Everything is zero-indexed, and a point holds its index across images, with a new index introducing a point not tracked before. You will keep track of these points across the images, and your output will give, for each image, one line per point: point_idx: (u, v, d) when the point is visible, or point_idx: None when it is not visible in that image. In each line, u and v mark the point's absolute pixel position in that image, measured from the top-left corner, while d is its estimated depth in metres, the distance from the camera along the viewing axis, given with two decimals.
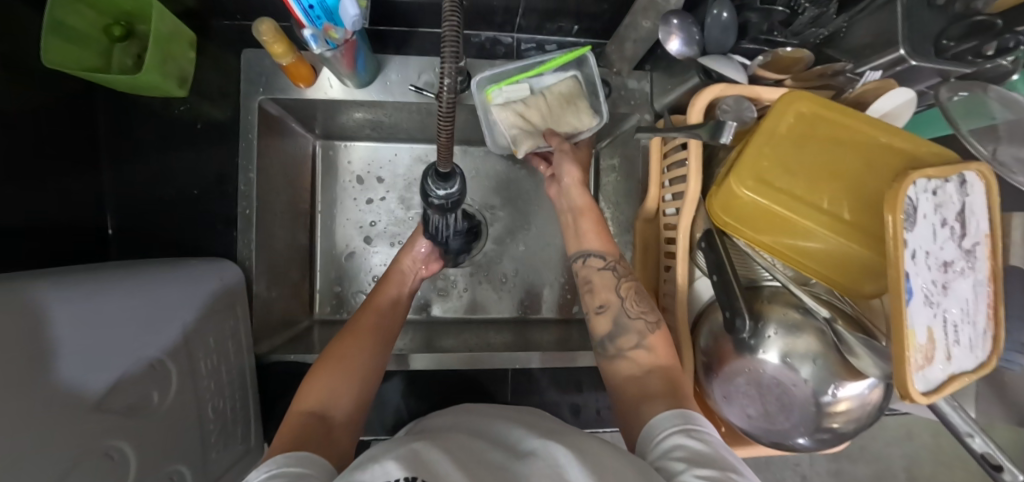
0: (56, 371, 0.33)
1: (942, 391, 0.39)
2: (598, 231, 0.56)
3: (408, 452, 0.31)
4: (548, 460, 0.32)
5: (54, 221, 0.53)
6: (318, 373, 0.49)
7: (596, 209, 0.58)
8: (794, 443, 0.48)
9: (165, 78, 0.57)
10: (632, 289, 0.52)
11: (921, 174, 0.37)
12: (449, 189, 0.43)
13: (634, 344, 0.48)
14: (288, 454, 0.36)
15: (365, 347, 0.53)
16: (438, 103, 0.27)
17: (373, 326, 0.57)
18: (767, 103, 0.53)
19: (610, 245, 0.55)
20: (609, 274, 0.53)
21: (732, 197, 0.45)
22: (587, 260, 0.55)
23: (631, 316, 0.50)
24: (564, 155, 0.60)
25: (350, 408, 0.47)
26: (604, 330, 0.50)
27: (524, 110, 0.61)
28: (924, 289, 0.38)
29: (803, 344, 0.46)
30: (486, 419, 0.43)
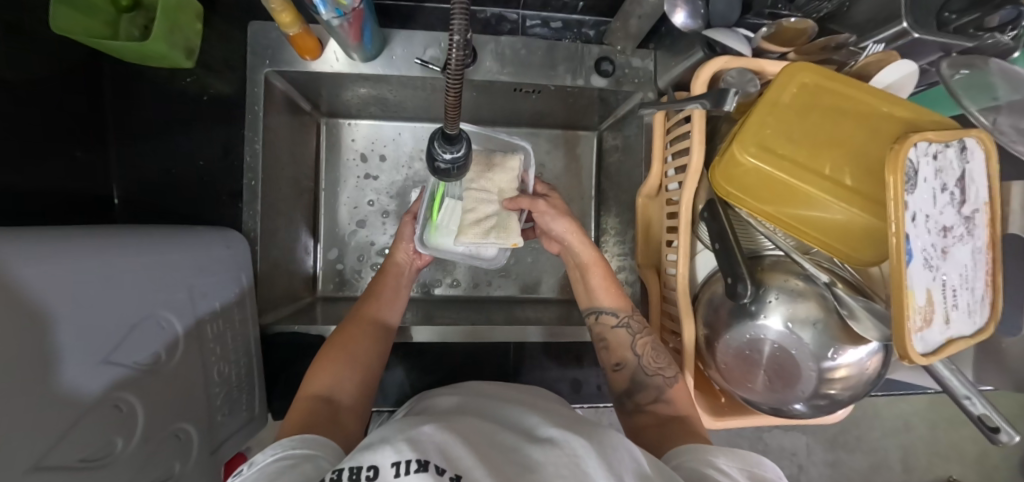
0: (79, 320, 0.34)
1: (940, 353, 0.40)
2: (608, 286, 0.56)
3: (418, 434, 0.31)
4: (563, 448, 0.32)
5: (62, 188, 0.54)
6: (322, 361, 0.50)
7: (602, 263, 0.58)
8: (792, 409, 0.49)
9: (172, 47, 0.56)
10: (648, 343, 0.54)
11: (922, 137, 0.38)
12: (455, 153, 0.44)
13: (654, 398, 0.50)
14: (293, 438, 0.37)
15: (362, 332, 0.54)
16: (447, 69, 0.29)
17: (372, 313, 0.57)
18: (770, 77, 0.54)
19: (622, 300, 0.56)
20: (624, 331, 0.54)
21: (733, 165, 0.46)
22: (600, 316, 0.56)
23: (650, 373, 0.52)
24: (552, 214, 0.58)
25: (354, 392, 0.48)
26: (622, 387, 0.52)
27: (474, 213, 0.56)
28: (924, 252, 0.39)
29: (804, 309, 0.46)
30: (494, 403, 0.43)
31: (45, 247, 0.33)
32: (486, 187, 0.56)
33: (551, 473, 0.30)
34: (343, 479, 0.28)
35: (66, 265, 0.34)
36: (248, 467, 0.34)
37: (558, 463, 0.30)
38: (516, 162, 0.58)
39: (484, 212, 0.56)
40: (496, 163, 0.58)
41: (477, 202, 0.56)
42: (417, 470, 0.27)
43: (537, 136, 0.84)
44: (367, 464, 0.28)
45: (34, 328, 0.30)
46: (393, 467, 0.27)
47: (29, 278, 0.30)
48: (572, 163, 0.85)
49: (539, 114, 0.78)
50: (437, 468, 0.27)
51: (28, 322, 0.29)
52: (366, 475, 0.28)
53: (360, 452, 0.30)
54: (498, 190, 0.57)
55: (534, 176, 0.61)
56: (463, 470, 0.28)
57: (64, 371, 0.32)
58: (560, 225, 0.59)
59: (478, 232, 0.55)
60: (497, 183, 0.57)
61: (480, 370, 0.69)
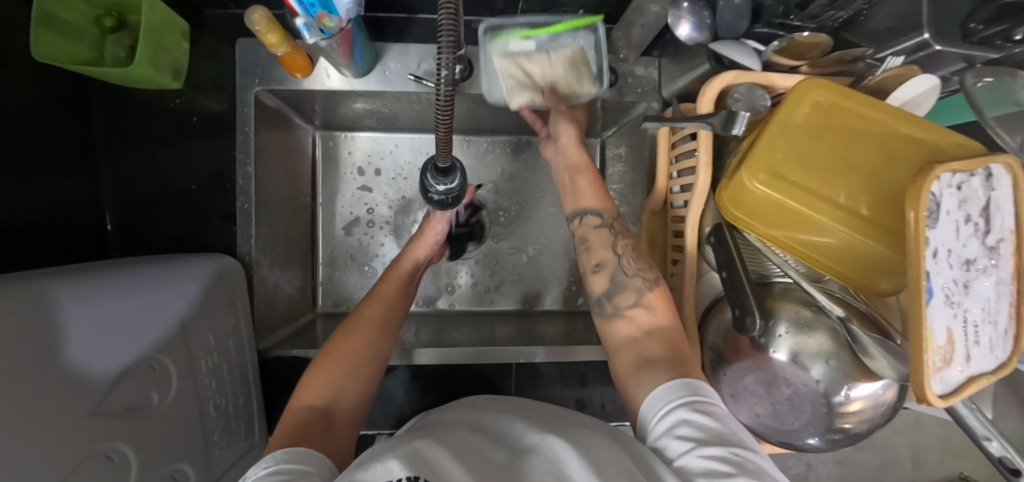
0: (57, 382, 0.34)
1: (960, 394, 0.38)
2: (595, 187, 0.53)
3: (408, 451, 0.29)
4: (546, 456, 0.31)
5: (55, 219, 0.54)
6: (320, 367, 0.46)
7: (592, 168, 0.55)
8: (803, 443, 0.47)
9: (158, 70, 0.55)
10: (629, 245, 0.51)
11: (946, 168, 0.35)
12: (449, 184, 0.42)
13: (633, 302, 0.47)
14: (286, 450, 0.34)
15: (367, 336, 0.50)
16: (438, 88, 0.27)
17: (375, 313, 0.53)
18: (781, 92, 0.51)
19: (607, 201, 0.53)
20: (606, 232, 0.51)
21: (742, 190, 0.44)
22: (583, 219, 0.53)
23: (628, 274, 0.48)
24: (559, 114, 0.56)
25: (355, 403, 0.45)
26: (600, 288, 0.49)
27: (528, 66, 0.57)
28: (944, 288, 0.37)
29: (815, 342, 0.44)
30: (489, 411, 0.41)
31: None
32: (552, 65, 0.57)
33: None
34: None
35: None
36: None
37: (543, 471, 0.30)
38: (585, 83, 0.57)
39: (529, 76, 0.57)
40: (577, 66, 0.57)
41: (536, 64, 0.57)
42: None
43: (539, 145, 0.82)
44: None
45: None
46: None
47: None
48: None
49: None
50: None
51: None
52: None
53: (353, 470, 0.29)
54: (553, 76, 0.57)
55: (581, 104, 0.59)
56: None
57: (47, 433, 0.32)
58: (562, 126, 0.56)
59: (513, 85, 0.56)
60: (543, 65, 0.57)
61: (482, 386, 0.69)
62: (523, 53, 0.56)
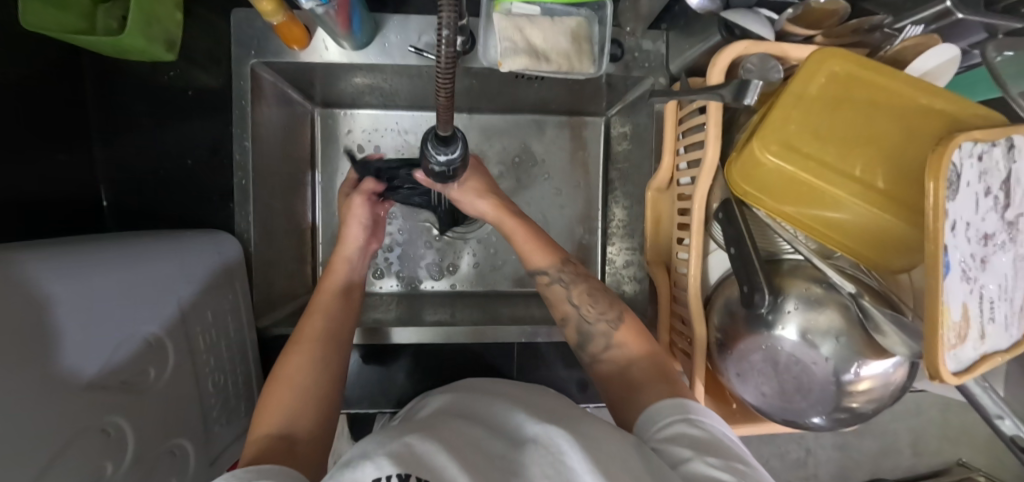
0: (59, 354, 0.33)
1: (973, 371, 0.37)
2: (533, 245, 0.53)
3: (400, 447, 0.27)
4: (547, 448, 0.28)
5: (50, 195, 0.53)
6: (269, 393, 0.40)
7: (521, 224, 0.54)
8: (809, 422, 0.46)
9: (151, 41, 0.53)
10: (585, 291, 0.50)
11: (967, 137, 0.34)
12: (451, 154, 0.41)
13: (604, 346, 0.46)
14: (246, 469, 0.28)
15: (313, 350, 0.43)
16: (438, 60, 0.26)
17: (316, 325, 0.47)
18: (795, 63, 0.49)
19: (552, 252, 0.53)
20: (559, 286, 0.52)
21: (753, 165, 0.43)
22: (536, 277, 0.53)
23: (591, 321, 0.48)
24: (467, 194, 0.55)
25: (316, 424, 0.38)
26: (573, 340, 0.49)
27: (526, 26, 0.54)
28: (962, 263, 0.36)
29: (825, 319, 0.43)
30: (487, 400, 0.39)
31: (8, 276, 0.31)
32: (552, 31, 0.55)
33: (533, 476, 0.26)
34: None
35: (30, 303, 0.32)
36: None
37: (543, 464, 0.27)
38: (582, 58, 0.56)
39: (526, 35, 0.54)
40: (575, 41, 0.56)
41: (534, 26, 0.54)
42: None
43: (541, 124, 0.80)
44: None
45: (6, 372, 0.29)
46: None
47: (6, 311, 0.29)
48: (578, 151, 0.81)
49: (542, 100, 0.74)
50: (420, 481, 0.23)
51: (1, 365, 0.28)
52: None
53: (339, 470, 0.26)
54: (551, 43, 0.55)
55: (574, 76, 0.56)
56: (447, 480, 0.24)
57: (46, 400, 0.32)
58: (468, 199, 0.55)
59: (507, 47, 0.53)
60: (543, 29, 0.55)
61: (483, 367, 0.68)
62: (524, 13, 0.55)
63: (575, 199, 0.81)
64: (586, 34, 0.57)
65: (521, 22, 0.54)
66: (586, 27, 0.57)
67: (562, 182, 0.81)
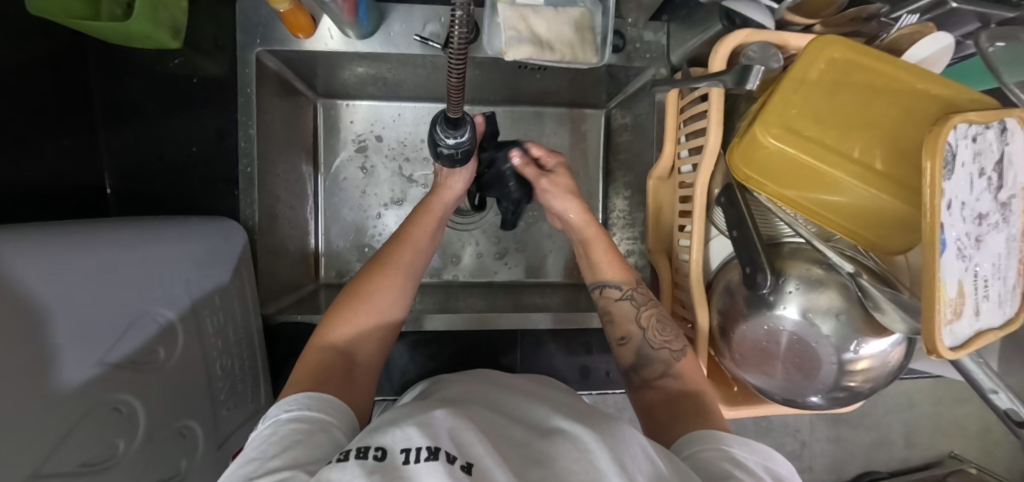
0: (60, 359, 0.32)
1: (969, 347, 0.38)
2: (611, 260, 0.54)
3: (428, 419, 0.27)
4: (574, 442, 0.27)
5: (54, 180, 0.53)
6: (344, 307, 0.44)
7: (603, 237, 0.56)
8: (808, 401, 0.48)
9: (158, 27, 0.53)
10: (654, 316, 0.51)
11: (962, 118, 0.35)
12: (459, 138, 0.41)
13: (661, 373, 0.46)
14: (310, 395, 0.34)
15: (392, 287, 0.47)
16: (451, 42, 0.28)
17: (401, 263, 0.49)
18: (794, 52, 0.50)
19: (626, 272, 0.54)
20: (628, 304, 0.52)
21: (755, 147, 0.44)
22: (604, 290, 0.53)
23: (655, 346, 0.48)
24: (555, 191, 0.57)
25: (375, 352, 0.44)
26: (628, 361, 0.49)
27: (530, 16, 0.55)
28: (957, 242, 0.37)
29: (825, 299, 0.44)
30: (501, 393, 0.39)
31: (19, 251, 0.32)
32: (556, 22, 0.56)
33: (560, 469, 0.25)
34: (351, 459, 0.23)
35: (43, 279, 0.32)
36: (263, 425, 0.31)
37: (569, 457, 0.26)
38: (586, 49, 0.57)
39: (530, 25, 0.55)
40: (579, 31, 0.57)
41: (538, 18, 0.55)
42: (428, 457, 0.23)
43: (542, 116, 0.81)
44: (376, 445, 0.24)
45: (19, 346, 0.29)
46: (403, 453, 0.23)
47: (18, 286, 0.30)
48: (578, 142, 0.82)
49: (544, 91, 0.75)
50: (449, 454, 0.23)
51: (13, 338, 0.28)
52: (375, 456, 0.23)
53: (369, 434, 0.26)
54: (555, 34, 0.55)
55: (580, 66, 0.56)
56: (475, 458, 0.24)
57: (61, 375, 0.32)
58: (562, 203, 0.58)
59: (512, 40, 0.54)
60: (547, 19, 0.55)
61: (486, 355, 0.69)
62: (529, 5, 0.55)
63: (576, 190, 0.82)
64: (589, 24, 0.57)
65: (525, 12, 0.55)
66: (589, 17, 0.58)
67: None
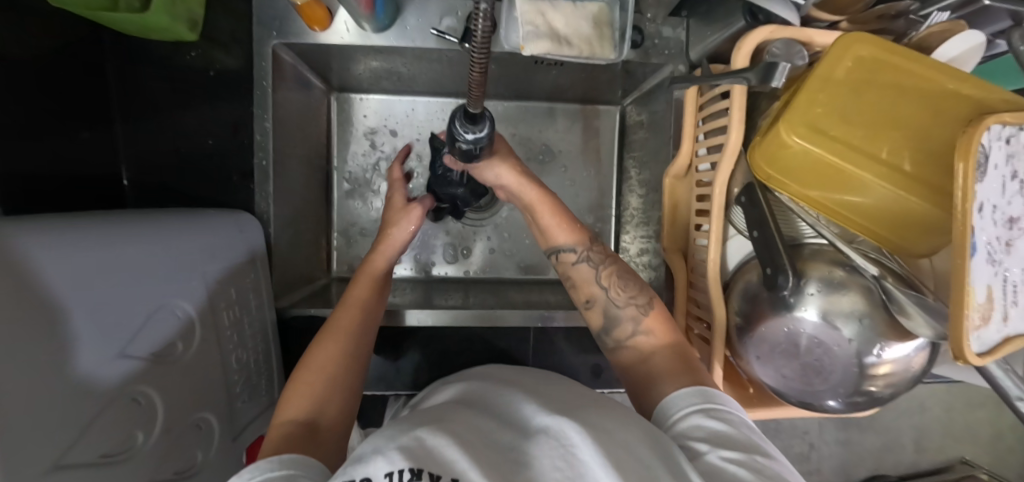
0: (75, 343, 0.32)
1: (996, 353, 0.37)
2: (560, 222, 0.51)
3: (409, 440, 0.26)
4: (556, 438, 0.27)
5: (72, 172, 0.53)
6: (299, 377, 0.40)
7: (550, 196, 0.52)
8: (825, 405, 0.47)
9: (175, 20, 0.52)
10: (614, 273, 0.50)
11: (997, 119, 0.34)
12: (478, 133, 0.41)
13: (631, 332, 0.46)
14: (273, 458, 0.30)
15: (345, 342, 0.43)
16: (473, 41, 0.27)
17: (350, 322, 0.45)
18: (819, 49, 0.49)
19: (579, 232, 0.51)
20: (586, 266, 0.50)
21: (779, 147, 0.43)
22: (560, 255, 0.52)
23: (620, 305, 0.48)
24: (484, 163, 0.52)
25: (342, 412, 0.39)
26: (597, 323, 0.49)
27: (548, 10, 0.54)
28: (987, 247, 0.36)
29: (848, 302, 0.44)
30: (503, 389, 0.38)
31: (39, 243, 0.32)
32: (573, 16, 0.55)
33: (542, 469, 0.25)
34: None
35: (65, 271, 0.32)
36: None
37: (551, 455, 0.26)
38: (604, 43, 0.56)
39: (546, 19, 0.54)
40: (597, 26, 0.56)
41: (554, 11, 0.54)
42: (411, 480, 0.23)
43: (556, 112, 0.80)
44: (360, 477, 0.24)
45: (39, 339, 0.29)
46: (386, 478, 0.23)
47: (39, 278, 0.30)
48: (592, 139, 0.81)
49: (559, 87, 0.74)
50: (432, 475, 0.23)
51: (32, 331, 0.28)
52: None
53: (352, 464, 0.26)
54: (572, 28, 0.55)
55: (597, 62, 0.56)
56: (459, 473, 0.24)
57: (81, 370, 0.32)
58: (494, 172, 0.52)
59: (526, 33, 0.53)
60: (565, 14, 0.54)
61: (497, 352, 0.69)
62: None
63: (589, 187, 0.81)
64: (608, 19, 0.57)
65: (543, 6, 0.54)
66: (608, 12, 0.57)
67: (576, 171, 0.81)
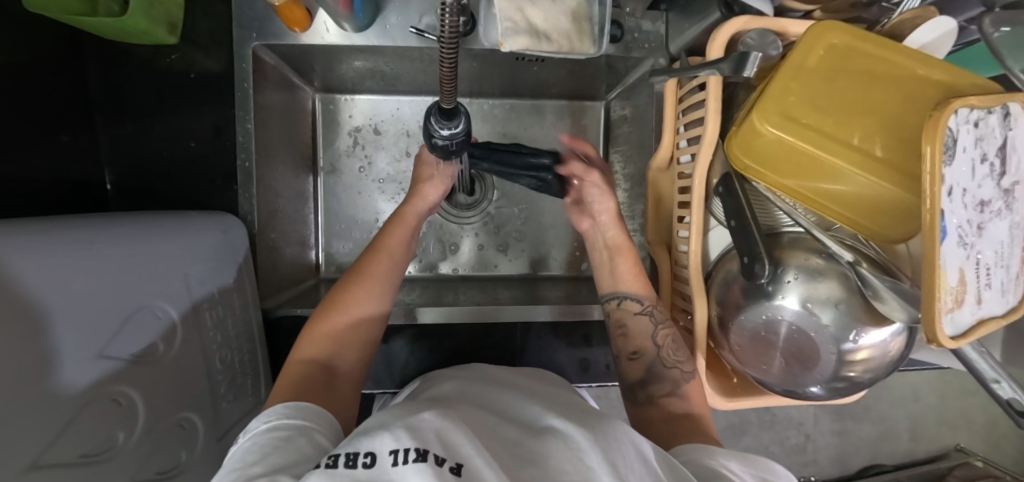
0: (57, 360, 0.32)
1: (969, 336, 0.38)
2: (638, 273, 0.54)
3: (418, 422, 0.26)
4: (567, 442, 0.27)
5: (54, 177, 0.53)
6: (320, 322, 0.45)
7: (632, 247, 0.56)
8: (807, 391, 0.47)
9: (153, 22, 0.53)
10: (669, 335, 0.51)
11: (964, 103, 0.35)
12: (453, 129, 0.41)
13: (669, 391, 0.48)
14: (288, 405, 0.34)
15: (367, 294, 0.47)
16: (442, 37, 0.28)
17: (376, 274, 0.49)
18: (793, 39, 0.49)
19: (646, 286, 0.54)
20: (647, 320, 0.52)
21: (753, 135, 0.43)
22: (624, 303, 0.53)
23: (667, 365, 0.49)
24: (598, 188, 0.56)
25: (356, 360, 0.44)
26: (637, 375, 0.50)
27: (525, 6, 0.54)
28: (958, 229, 0.36)
29: (825, 289, 0.44)
30: (489, 389, 0.39)
31: (15, 246, 0.32)
32: (550, 12, 0.55)
33: (552, 469, 0.25)
34: (338, 466, 0.23)
35: (41, 272, 0.33)
36: (242, 436, 0.31)
37: (561, 456, 0.26)
38: (583, 39, 0.56)
39: (524, 16, 0.54)
40: (575, 21, 0.56)
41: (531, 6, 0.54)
42: (416, 459, 0.22)
43: (541, 109, 0.80)
44: (365, 450, 0.24)
45: (17, 339, 0.29)
46: (391, 455, 0.23)
47: (17, 285, 0.30)
48: (578, 135, 0.81)
49: (543, 83, 0.74)
50: (437, 457, 0.23)
51: (8, 331, 0.29)
52: (363, 463, 0.23)
53: (356, 437, 0.26)
54: (549, 24, 0.55)
55: (575, 57, 0.56)
56: (464, 459, 0.24)
57: (58, 371, 0.32)
58: (603, 202, 0.56)
59: (505, 30, 0.52)
60: (543, 9, 0.55)
61: (485, 349, 0.69)
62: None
63: None
64: (585, 15, 0.57)
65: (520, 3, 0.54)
66: (586, 8, 0.57)
67: None
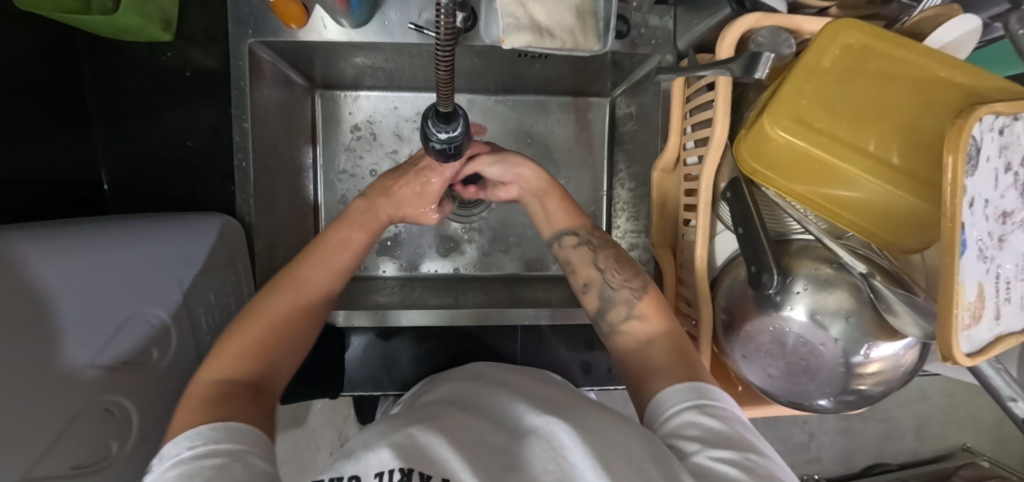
0: (46, 371, 0.32)
1: (986, 353, 0.36)
2: (564, 208, 0.52)
3: (408, 435, 0.26)
4: (548, 440, 0.26)
5: (50, 178, 0.53)
6: (242, 330, 0.37)
7: (557, 186, 0.54)
8: (814, 404, 0.46)
9: (146, 20, 0.51)
10: (611, 256, 0.48)
11: (989, 110, 0.33)
12: (451, 132, 0.40)
13: (626, 314, 0.44)
14: (212, 426, 0.28)
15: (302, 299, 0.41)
16: (438, 35, 0.26)
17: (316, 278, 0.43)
18: (808, 37, 0.47)
19: (579, 218, 0.52)
20: (586, 248, 0.50)
21: (763, 140, 0.42)
22: (561, 240, 0.51)
23: (616, 287, 0.46)
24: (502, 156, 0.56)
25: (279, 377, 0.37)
26: (592, 308, 0.46)
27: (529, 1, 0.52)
28: (979, 243, 0.34)
29: (835, 300, 0.42)
30: (489, 390, 0.38)
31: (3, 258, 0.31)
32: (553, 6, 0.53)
33: (535, 471, 0.24)
34: None
35: (28, 286, 0.32)
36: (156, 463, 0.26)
37: (544, 456, 0.25)
38: (587, 34, 0.54)
39: (527, 11, 0.52)
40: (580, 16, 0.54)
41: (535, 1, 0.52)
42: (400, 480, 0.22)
43: (545, 105, 0.79)
44: (349, 474, 0.24)
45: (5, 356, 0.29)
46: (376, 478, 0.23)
47: (5, 300, 0.30)
48: (583, 132, 0.79)
49: (547, 80, 0.72)
50: (423, 474, 0.23)
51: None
52: None
53: (341, 461, 0.26)
54: (553, 20, 0.53)
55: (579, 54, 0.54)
56: (450, 471, 0.23)
57: (48, 384, 0.32)
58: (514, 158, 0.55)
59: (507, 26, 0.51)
60: (546, 5, 0.52)
61: (486, 350, 0.68)
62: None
63: (581, 181, 0.80)
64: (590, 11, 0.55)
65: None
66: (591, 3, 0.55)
67: (567, 164, 0.79)
